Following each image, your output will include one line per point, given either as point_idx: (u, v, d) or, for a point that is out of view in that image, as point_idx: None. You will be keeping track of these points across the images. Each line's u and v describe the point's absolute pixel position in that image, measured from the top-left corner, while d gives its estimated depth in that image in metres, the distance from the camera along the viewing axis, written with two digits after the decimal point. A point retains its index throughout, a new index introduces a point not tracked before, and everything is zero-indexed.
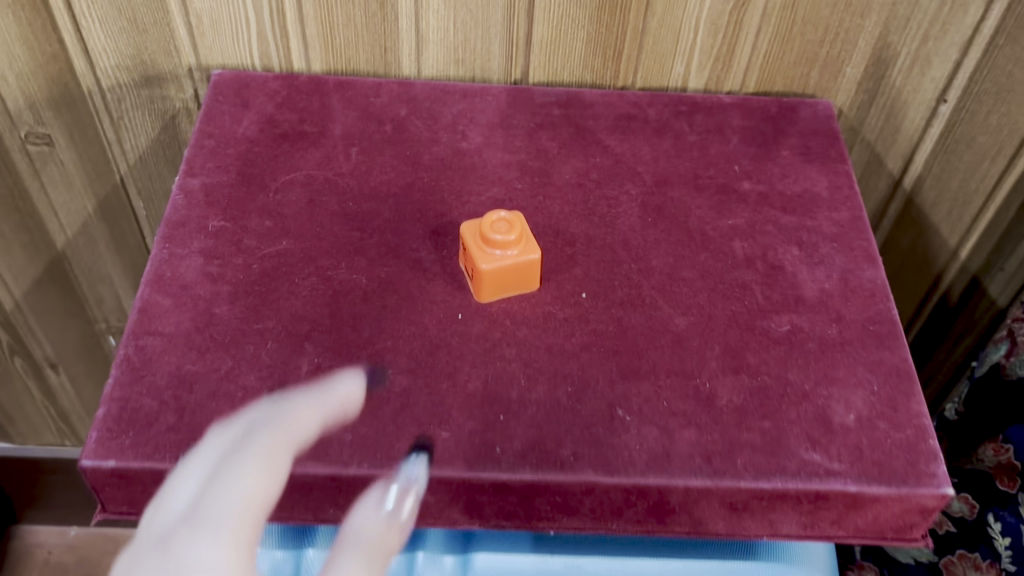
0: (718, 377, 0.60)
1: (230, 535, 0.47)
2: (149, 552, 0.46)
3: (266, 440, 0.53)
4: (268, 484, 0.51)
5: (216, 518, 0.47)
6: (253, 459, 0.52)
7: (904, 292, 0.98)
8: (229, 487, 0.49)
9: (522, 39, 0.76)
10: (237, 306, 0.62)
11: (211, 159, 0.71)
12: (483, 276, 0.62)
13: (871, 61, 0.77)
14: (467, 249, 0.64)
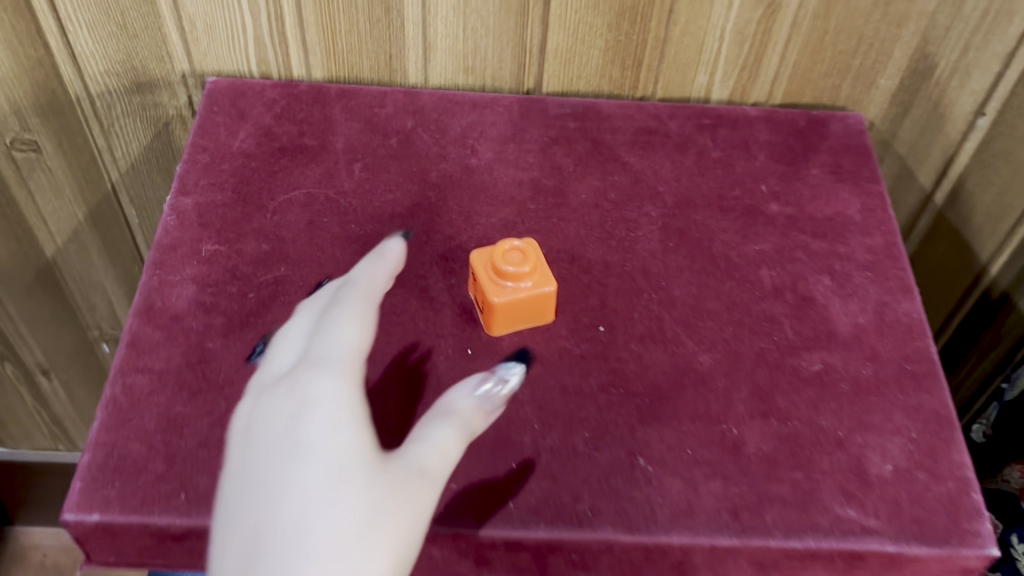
0: (746, 422, 0.56)
1: (344, 373, 0.47)
2: (268, 395, 0.47)
3: (359, 292, 0.53)
4: (370, 328, 0.51)
5: (330, 359, 0.48)
6: (356, 303, 0.52)
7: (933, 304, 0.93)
8: (335, 335, 0.50)
9: (535, 47, 0.71)
10: (231, 340, 0.58)
11: (205, 176, 0.66)
12: (494, 310, 0.58)
13: (906, 73, 0.73)
14: (477, 279, 0.60)
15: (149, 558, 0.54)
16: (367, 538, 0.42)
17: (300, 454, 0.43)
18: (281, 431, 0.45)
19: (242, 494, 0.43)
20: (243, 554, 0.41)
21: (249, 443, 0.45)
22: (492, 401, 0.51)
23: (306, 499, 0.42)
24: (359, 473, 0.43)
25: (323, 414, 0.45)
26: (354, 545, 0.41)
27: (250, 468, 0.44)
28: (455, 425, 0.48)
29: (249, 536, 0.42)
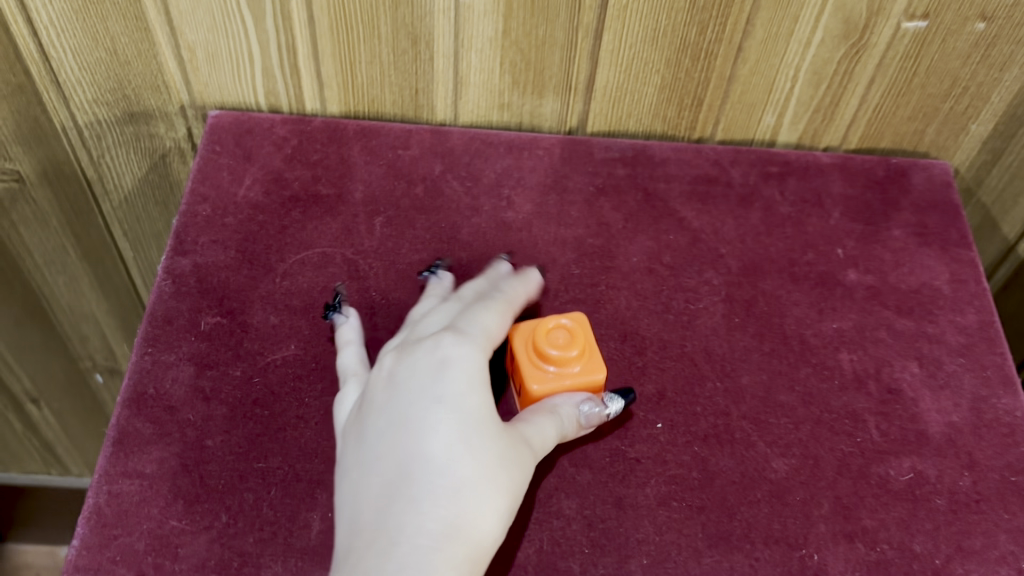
0: (829, 546, 0.49)
1: (486, 348, 0.47)
2: (410, 347, 0.46)
3: (499, 291, 0.51)
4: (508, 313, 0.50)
5: (474, 328, 0.47)
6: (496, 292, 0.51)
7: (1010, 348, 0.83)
8: (480, 312, 0.49)
9: (582, 83, 0.63)
10: (233, 437, 0.51)
11: (206, 231, 0.58)
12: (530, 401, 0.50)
13: (1003, 118, 0.64)
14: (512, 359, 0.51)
15: None
16: (500, 483, 0.42)
17: (446, 397, 0.43)
18: (423, 382, 0.44)
19: (383, 431, 0.43)
20: (386, 481, 0.41)
21: (390, 385, 0.45)
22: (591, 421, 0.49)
23: (447, 440, 0.42)
24: (496, 426, 0.43)
25: (468, 366, 0.44)
26: (490, 486, 0.41)
27: (391, 409, 0.44)
28: (568, 423, 0.48)
29: (391, 465, 0.41)
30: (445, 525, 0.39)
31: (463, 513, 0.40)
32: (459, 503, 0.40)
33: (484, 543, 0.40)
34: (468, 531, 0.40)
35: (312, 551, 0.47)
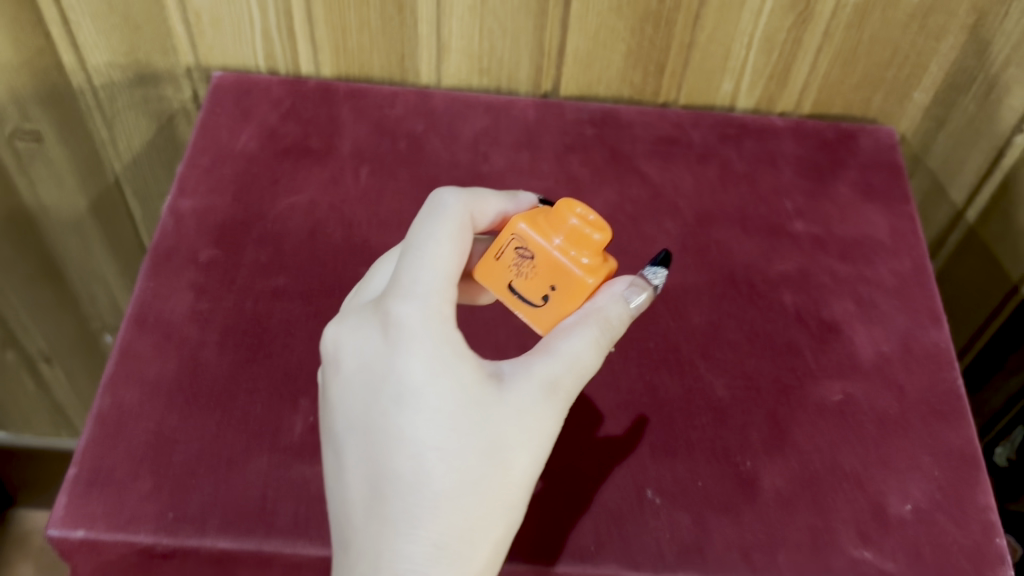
0: (762, 457, 0.53)
1: (441, 302, 0.43)
2: (356, 327, 0.44)
3: (453, 198, 0.47)
4: (464, 235, 0.45)
5: (422, 284, 0.43)
6: (443, 214, 0.46)
7: (969, 313, 0.89)
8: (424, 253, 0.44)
9: (554, 49, 0.69)
10: (225, 354, 0.56)
11: (205, 179, 0.64)
12: (587, 293, 0.46)
13: (942, 86, 0.70)
14: (541, 247, 0.46)
15: None
16: (484, 484, 0.42)
17: (407, 400, 0.41)
18: (383, 380, 0.42)
19: (357, 437, 0.42)
20: (367, 499, 0.41)
21: (352, 375, 0.43)
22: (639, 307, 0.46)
23: (417, 452, 0.41)
24: (472, 415, 0.42)
25: (425, 350, 0.42)
26: (472, 489, 0.41)
27: (359, 410, 0.43)
28: (594, 335, 0.44)
29: (366, 485, 0.42)
30: (431, 550, 0.40)
31: (446, 530, 0.41)
32: (440, 522, 0.40)
33: (478, 549, 0.42)
34: (456, 547, 0.41)
35: (296, 450, 0.53)
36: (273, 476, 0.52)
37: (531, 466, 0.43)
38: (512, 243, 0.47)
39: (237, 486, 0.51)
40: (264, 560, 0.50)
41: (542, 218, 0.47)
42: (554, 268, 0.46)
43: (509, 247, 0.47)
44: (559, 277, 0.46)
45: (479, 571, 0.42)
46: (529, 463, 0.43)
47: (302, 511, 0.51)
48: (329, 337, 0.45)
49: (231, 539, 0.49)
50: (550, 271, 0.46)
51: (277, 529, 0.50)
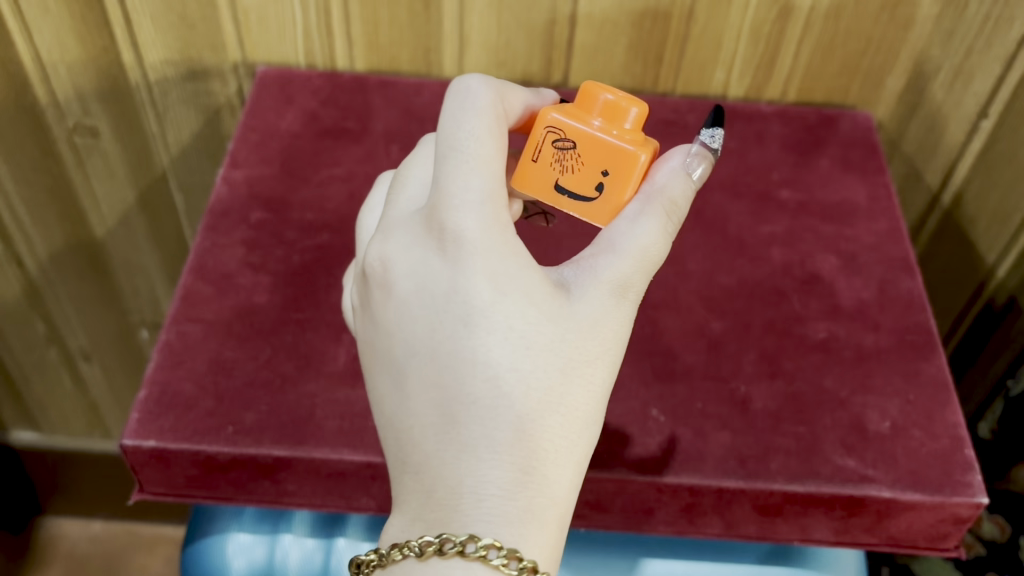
0: (754, 381, 0.60)
1: (497, 213, 0.44)
2: (409, 246, 0.44)
3: (487, 98, 0.47)
4: (498, 126, 0.46)
5: (476, 193, 0.44)
6: (475, 107, 0.46)
7: (952, 293, 0.96)
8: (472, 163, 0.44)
9: (563, 42, 0.77)
10: (277, 296, 0.63)
11: (255, 152, 0.72)
12: (638, 168, 0.50)
13: (912, 75, 0.78)
14: (579, 134, 0.50)
15: (197, 488, 0.59)
16: (560, 399, 0.44)
17: (476, 320, 0.43)
18: (449, 301, 0.43)
19: (425, 360, 0.43)
20: (439, 423, 0.43)
21: (412, 296, 0.44)
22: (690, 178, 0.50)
23: (492, 376, 0.42)
24: (540, 329, 0.43)
25: (489, 267, 0.43)
26: (548, 408, 0.43)
27: (425, 332, 0.44)
28: (659, 228, 0.46)
29: (437, 410, 0.43)
30: (519, 472, 0.42)
31: (527, 450, 0.42)
32: (525, 441, 0.42)
33: (561, 465, 0.43)
34: (542, 466, 0.43)
35: (339, 375, 0.59)
36: (320, 397, 0.58)
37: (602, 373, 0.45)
38: (550, 137, 0.51)
39: (289, 405, 0.58)
40: (313, 467, 0.57)
41: (572, 110, 0.51)
42: (594, 151, 0.50)
43: (548, 143, 0.51)
44: (606, 156, 0.50)
45: (566, 486, 0.44)
46: (599, 371, 0.45)
47: (347, 425, 0.57)
48: (375, 259, 0.45)
49: (285, 447, 0.56)
50: (596, 153, 0.50)
51: (324, 437, 0.57)
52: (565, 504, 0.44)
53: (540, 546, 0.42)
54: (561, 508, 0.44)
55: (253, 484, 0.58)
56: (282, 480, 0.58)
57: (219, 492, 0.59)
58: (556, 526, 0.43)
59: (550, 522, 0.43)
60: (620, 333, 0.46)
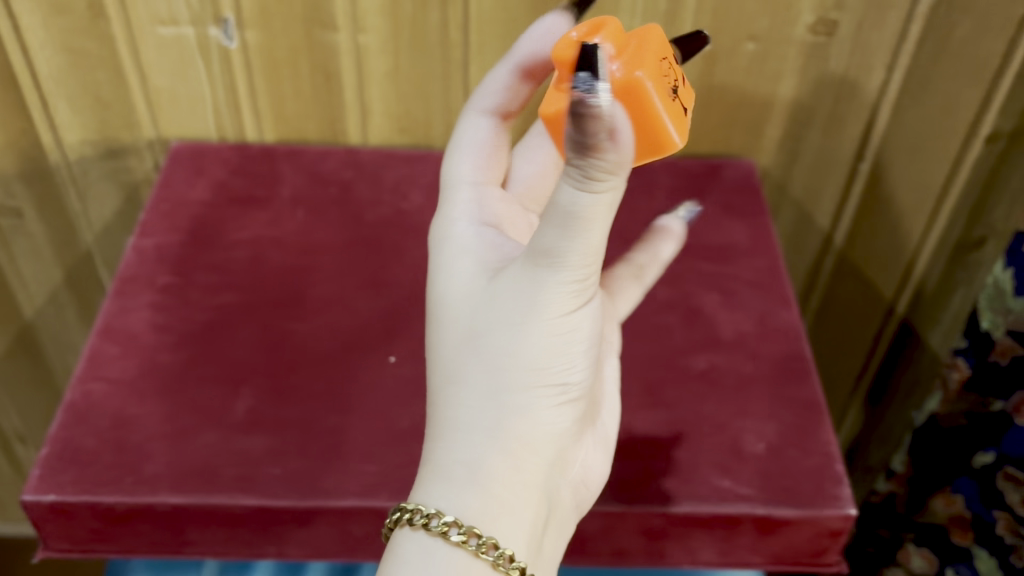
0: (636, 411, 0.63)
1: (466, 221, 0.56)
2: None
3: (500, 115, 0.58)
4: None
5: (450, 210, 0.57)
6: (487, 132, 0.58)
7: (858, 334, 1.02)
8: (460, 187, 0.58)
9: (460, 107, 0.81)
10: (180, 353, 0.66)
11: (164, 221, 0.75)
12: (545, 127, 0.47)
13: (789, 122, 0.84)
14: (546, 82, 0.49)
15: (101, 542, 0.60)
16: (482, 381, 0.51)
17: (430, 312, 0.54)
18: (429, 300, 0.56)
19: None
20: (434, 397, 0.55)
21: None
22: (606, 147, 0.38)
23: (439, 358, 0.53)
24: (466, 312, 0.52)
25: (440, 267, 0.55)
26: (470, 384, 0.51)
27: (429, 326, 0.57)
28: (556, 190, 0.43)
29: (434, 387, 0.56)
30: (446, 441, 0.51)
31: (454, 419, 0.52)
32: (454, 411, 0.52)
33: (481, 432, 0.51)
34: (462, 432, 0.51)
35: (237, 425, 0.62)
36: (218, 446, 0.60)
37: (526, 354, 0.50)
38: None
39: (186, 455, 0.60)
40: (209, 514, 0.58)
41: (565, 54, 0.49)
42: None
43: None
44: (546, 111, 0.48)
45: (488, 456, 0.50)
46: (523, 351, 0.50)
47: (243, 472, 0.59)
48: None
49: (181, 495, 0.58)
50: None
51: (220, 484, 0.58)
52: (490, 472, 0.50)
53: (455, 507, 0.49)
54: (484, 472, 0.50)
55: (155, 535, 0.60)
56: (182, 529, 0.59)
57: (124, 545, 0.61)
58: (477, 491, 0.50)
59: (468, 487, 0.50)
60: (546, 311, 0.48)
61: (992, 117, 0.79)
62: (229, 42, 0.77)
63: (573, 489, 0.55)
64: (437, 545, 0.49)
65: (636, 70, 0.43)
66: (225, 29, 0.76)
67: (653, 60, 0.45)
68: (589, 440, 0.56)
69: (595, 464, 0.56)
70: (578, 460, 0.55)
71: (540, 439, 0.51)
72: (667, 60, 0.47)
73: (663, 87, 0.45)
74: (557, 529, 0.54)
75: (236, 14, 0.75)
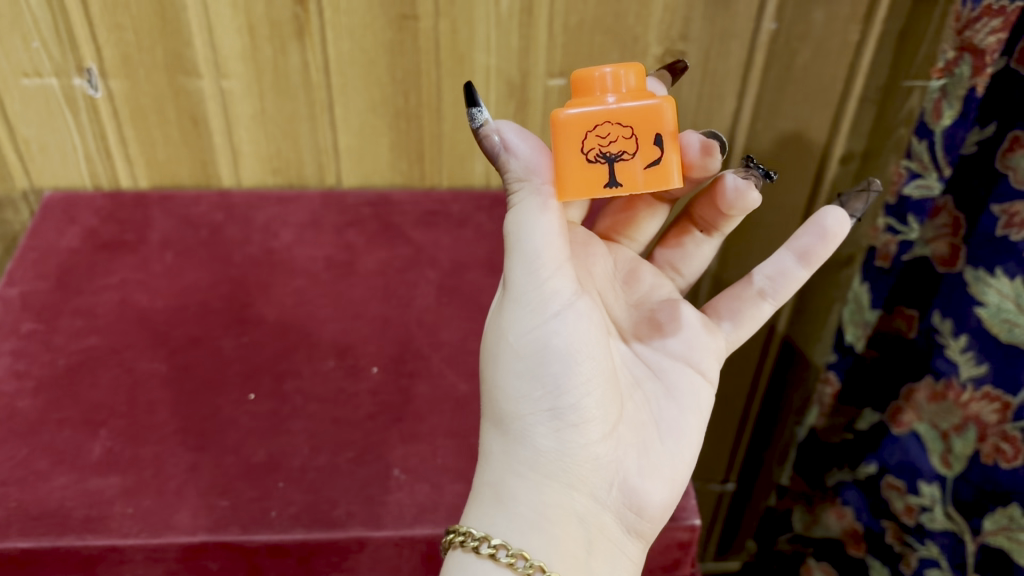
0: None
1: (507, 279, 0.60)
2: None
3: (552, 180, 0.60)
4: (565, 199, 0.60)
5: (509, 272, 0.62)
6: None
7: (744, 358, 1.04)
8: None
9: (329, 147, 0.84)
10: (38, 399, 0.66)
11: (32, 269, 0.76)
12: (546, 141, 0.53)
13: None
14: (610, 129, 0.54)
15: None
16: (491, 411, 0.54)
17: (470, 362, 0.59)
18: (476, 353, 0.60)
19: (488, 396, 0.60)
20: None
21: None
22: (502, 162, 0.50)
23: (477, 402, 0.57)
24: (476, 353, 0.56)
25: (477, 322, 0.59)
26: (488, 418, 0.54)
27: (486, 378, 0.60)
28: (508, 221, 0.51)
29: None
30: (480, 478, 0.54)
31: (485, 453, 0.54)
32: (485, 447, 0.55)
33: (503, 457, 0.53)
34: (488, 461, 0.54)
35: (91, 465, 0.62)
36: (70, 488, 0.61)
37: (512, 378, 0.52)
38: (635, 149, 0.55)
39: (37, 498, 0.60)
40: (59, 557, 0.58)
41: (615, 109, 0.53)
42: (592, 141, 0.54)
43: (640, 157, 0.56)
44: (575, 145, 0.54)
45: (506, 478, 0.53)
46: (507, 376, 0.53)
47: (94, 512, 0.59)
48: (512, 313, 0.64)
49: (30, 538, 0.57)
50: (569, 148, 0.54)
51: (70, 525, 0.58)
52: (510, 493, 0.52)
53: (485, 526, 0.52)
54: (509, 496, 0.52)
55: None
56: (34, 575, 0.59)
57: None
58: (500, 511, 0.52)
59: (493, 510, 0.52)
60: (516, 333, 0.52)
61: (843, 140, 0.85)
62: (94, 91, 0.78)
63: (617, 511, 0.54)
64: (473, 560, 0.51)
65: (565, 110, 0.50)
66: (89, 79, 0.77)
67: (586, 119, 0.50)
68: (636, 461, 0.55)
69: (648, 488, 0.55)
70: (619, 481, 0.54)
71: (553, 457, 0.53)
72: (623, 134, 0.50)
73: (578, 143, 0.50)
74: (608, 553, 0.53)
75: (99, 64, 0.76)
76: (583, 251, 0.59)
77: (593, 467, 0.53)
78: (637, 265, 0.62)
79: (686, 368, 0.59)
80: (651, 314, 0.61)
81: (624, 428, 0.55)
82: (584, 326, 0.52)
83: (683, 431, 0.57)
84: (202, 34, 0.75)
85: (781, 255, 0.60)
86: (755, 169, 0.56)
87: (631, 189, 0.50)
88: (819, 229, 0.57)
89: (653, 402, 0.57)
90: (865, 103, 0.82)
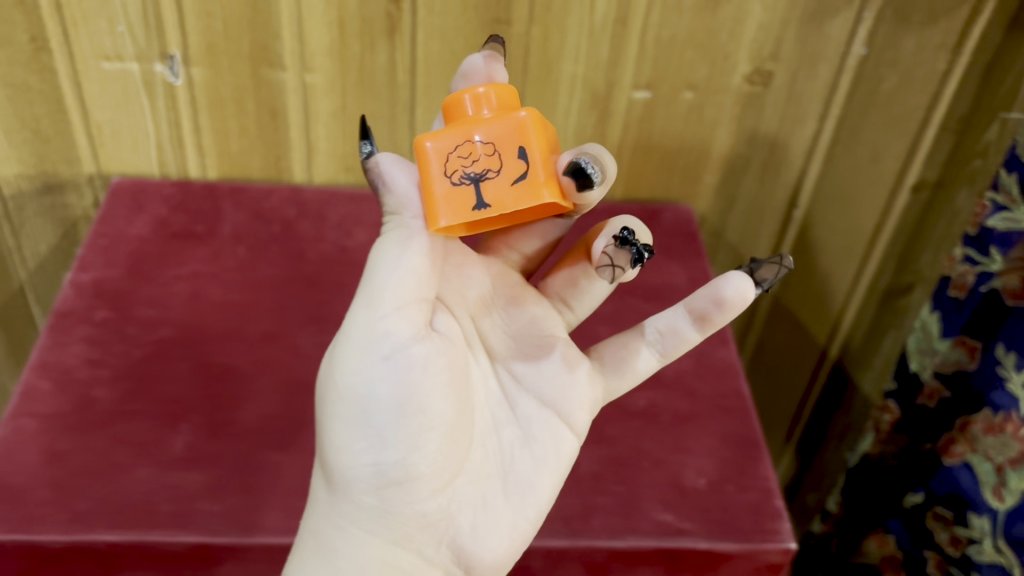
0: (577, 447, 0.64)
1: None
2: None
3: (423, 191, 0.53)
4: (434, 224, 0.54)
5: None
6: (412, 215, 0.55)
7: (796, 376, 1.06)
8: None
9: (405, 148, 0.83)
10: (116, 389, 0.65)
11: (103, 256, 0.74)
12: None
13: (725, 167, 0.89)
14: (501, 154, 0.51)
15: None
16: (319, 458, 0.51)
17: None
18: None
19: None
20: None
21: None
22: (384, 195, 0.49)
23: None
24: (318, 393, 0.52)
25: None
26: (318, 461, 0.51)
27: None
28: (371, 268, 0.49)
29: None
30: (304, 525, 0.51)
31: (313, 500, 0.51)
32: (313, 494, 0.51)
33: (329, 504, 0.49)
34: (315, 508, 0.50)
35: (173, 460, 0.61)
36: (153, 482, 0.59)
37: (338, 423, 0.49)
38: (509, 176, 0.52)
39: (120, 491, 0.58)
40: (143, 553, 0.56)
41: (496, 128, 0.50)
42: None
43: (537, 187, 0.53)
44: None
45: (327, 530, 0.49)
46: (335, 425, 0.49)
47: (180, 508, 0.58)
48: None
49: (117, 532, 0.56)
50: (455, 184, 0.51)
51: (156, 520, 0.57)
52: (333, 546, 0.48)
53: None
54: (328, 547, 0.48)
55: None
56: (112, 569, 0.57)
57: None
58: (322, 565, 0.48)
59: (311, 560, 0.48)
60: (345, 377, 0.49)
61: (917, 169, 0.84)
62: (174, 78, 0.77)
63: (446, 569, 0.50)
64: None
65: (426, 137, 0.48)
66: (170, 66, 0.76)
67: (447, 142, 0.48)
68: (473, 518, 0.50)
69: (483, 546, 0.50)
70: (448, 539, 0.50)
71: (376, 509, 0.48)
72: (485, 153, 0.47)
73: (443, 166, 0.48)
74: None
75: (183, 51, 0.75)
76: (455, 272, 0.54)
77: (419, 524, 0.49)
78: (518, 296, 0.55)
79: (554, 420, 0.53)
80: (528, 348, 0.54)
81: (463, 481, 0.51)
82: (415, 377, 0.48)
83: (535, 485, 0.52)
84: (292, 27, 0.74)
85: (675, 310, 0.54)
86: (626, 249, 0.50)
87: (499, 209, 0.47)
88: (715, 294, 0.51)
89: (507, 451, 0.53)
90: (945, 132, 0.82)
